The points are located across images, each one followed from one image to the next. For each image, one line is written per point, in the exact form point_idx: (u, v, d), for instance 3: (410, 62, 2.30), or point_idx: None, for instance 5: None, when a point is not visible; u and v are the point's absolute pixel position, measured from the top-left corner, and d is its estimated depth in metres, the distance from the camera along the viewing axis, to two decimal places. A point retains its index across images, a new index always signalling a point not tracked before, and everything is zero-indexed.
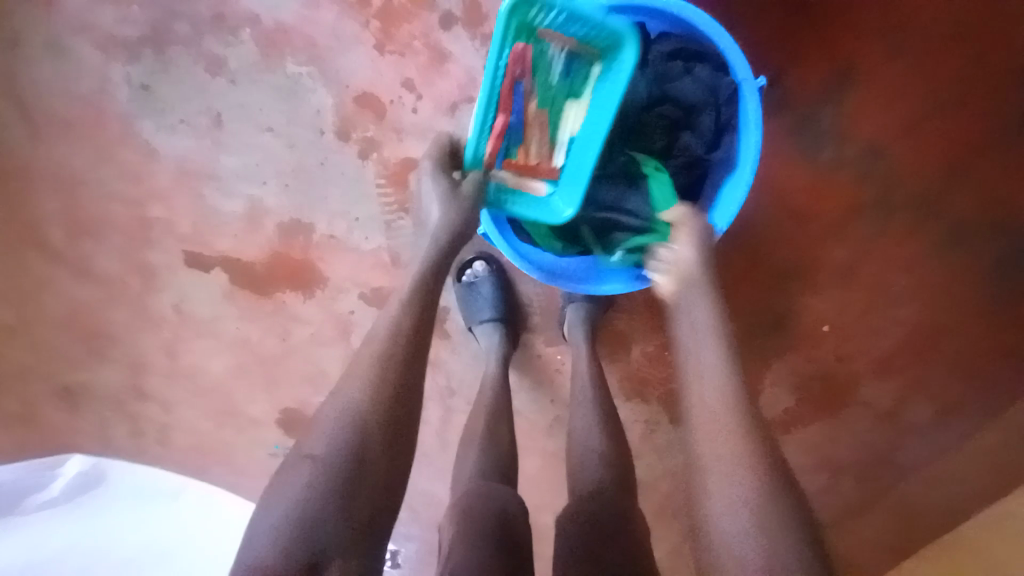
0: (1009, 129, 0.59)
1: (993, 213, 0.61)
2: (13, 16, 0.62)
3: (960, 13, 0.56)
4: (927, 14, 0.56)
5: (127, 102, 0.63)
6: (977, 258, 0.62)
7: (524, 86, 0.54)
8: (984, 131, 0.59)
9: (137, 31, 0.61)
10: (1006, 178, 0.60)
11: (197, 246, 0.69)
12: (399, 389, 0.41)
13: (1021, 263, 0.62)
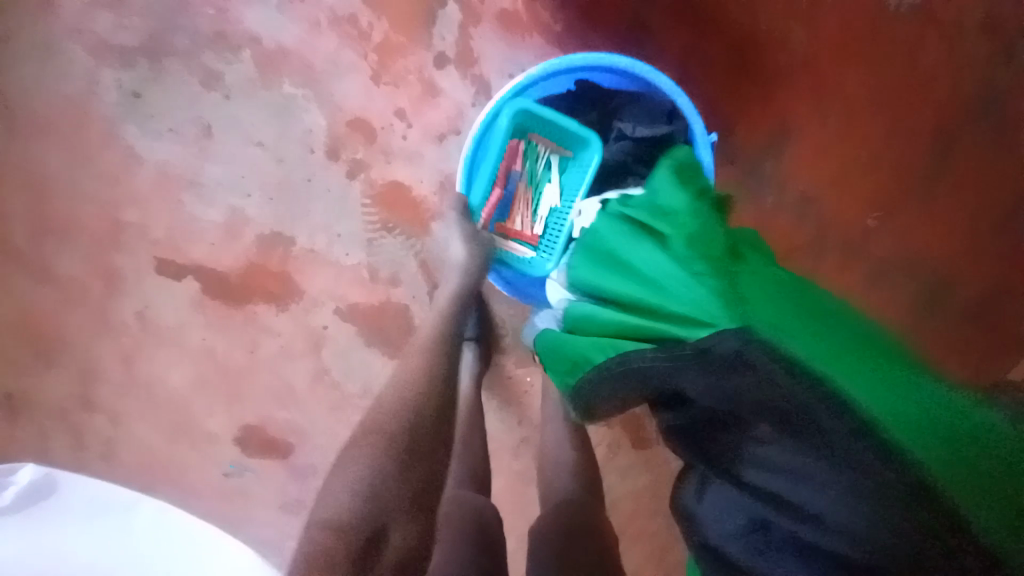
0: (917, 186, 0.68)
1: (910, 254, 0.69)
2: (8, 16, 0.62)
3: (877, 88, 0.66)
4: (851, 82, 0.66)
5: (115, 107, 0.64)
6: (902, 294, 0.70)
7: (516, 175, 0.65)
8: (898, 186, 0.68)
9: (135, 41, 0.62)
10: (919, 225, 0.69)
11: (170, 253, 0.69)
12: (437, 387, 0.53)
13: (938, 300, 0.70)
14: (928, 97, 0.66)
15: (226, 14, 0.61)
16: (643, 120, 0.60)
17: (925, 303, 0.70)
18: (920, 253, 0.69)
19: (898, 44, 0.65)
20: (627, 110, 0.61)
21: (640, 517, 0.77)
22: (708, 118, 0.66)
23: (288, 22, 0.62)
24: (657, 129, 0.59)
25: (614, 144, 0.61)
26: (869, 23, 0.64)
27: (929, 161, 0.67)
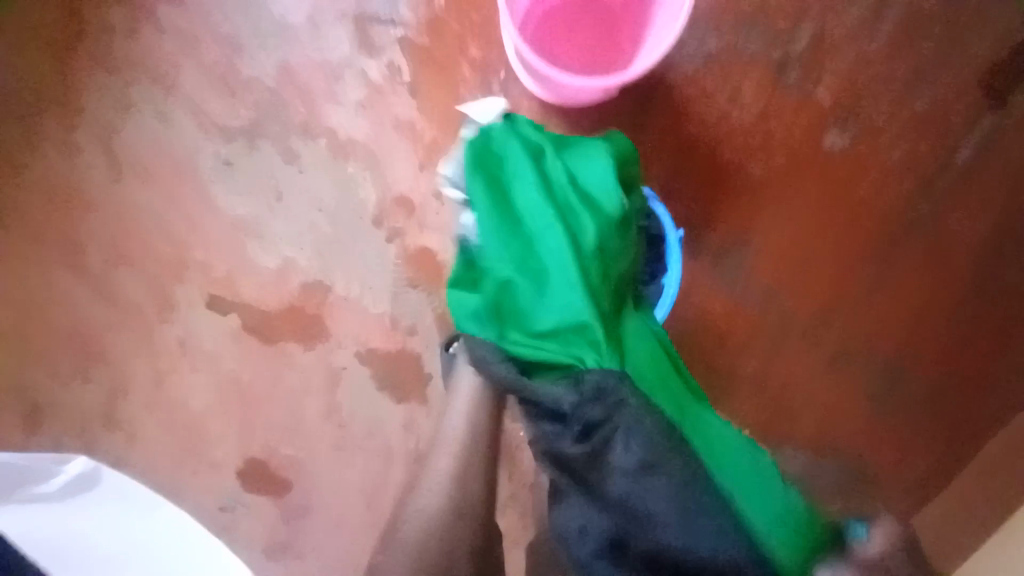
0: (866, 278, 0.78)
1: (865, 336, 0.78)
2: (137, 90, 0.78)
3: (829, 199, 0.78)
4: (805, 195, 0.77)
5: (208, 168, 0.78)
6: (857, 371, 0.78)
7: None
8: (850, 278, 0.78)
9: (237, 121, 0.78)
10: (872, 311, 0.78)
11: (223, 289, 0.80)
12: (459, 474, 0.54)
13: (891, 377, 0.78)
14: (867, 218, 0.77)
15: (313, 110, 0.78)
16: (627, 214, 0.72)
17: (880, 379, 0.78)
18: (874, 335, 0.78)
19: (848, 173, 0.77)
20: None
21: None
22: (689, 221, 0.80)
23: (361, 121, 0.78)
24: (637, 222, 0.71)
25: None
26: (817, 154, 0.77)
27: (878, 258, 0.78)
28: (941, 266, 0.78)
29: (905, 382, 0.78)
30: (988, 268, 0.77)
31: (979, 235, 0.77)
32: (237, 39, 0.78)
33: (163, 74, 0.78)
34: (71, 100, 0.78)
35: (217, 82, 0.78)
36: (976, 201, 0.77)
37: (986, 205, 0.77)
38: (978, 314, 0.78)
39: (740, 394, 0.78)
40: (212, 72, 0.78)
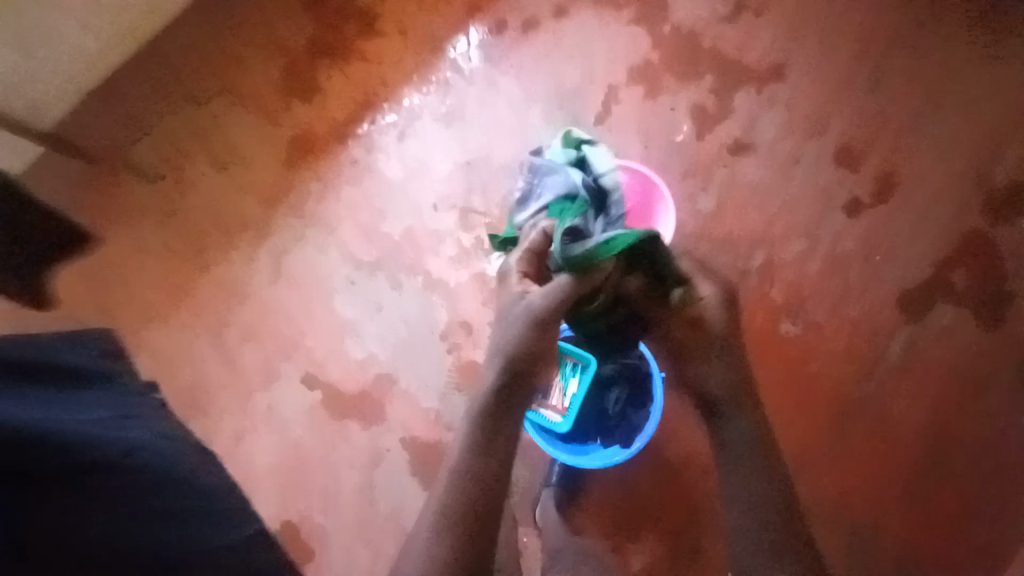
0: (830, 452, 0.97)
1: (835, 504, 0.95)
2: (305, 224, 1.12)
3: (794, 378, 0.99)
4: (774, 371, 1.00)
5: (336, 283, 1.09)
6: (830, 535, 0.95)
7: None
8: (819, 451, 0.97)
9: (365, 254, 1.10)
10: (838, 484, 0.96)
11: (317, 371, 1.05)
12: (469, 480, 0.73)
13: (858, 545, 0.94)
14: (824, 396, 0.98)
15: (418, 260, 1.09)
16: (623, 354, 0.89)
17: (850, 547, 0.94)
18: (839, 504, 0.95)
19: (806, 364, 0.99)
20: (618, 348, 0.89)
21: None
22: None
23: (450, 266, 1.07)
24: (632, 362, 0.88)
25: (609, 367, 0.88)
26: (777, 338, 1.00)
27: (840, 436, 0.97)
28: (891, 458, 0.95)
29: (871, 550, 0.93)
30: (932, 449, 0.94)
31: (924, 440, 0.95)
32: (380, 205, 1.12)
33: (325, 218, 1.12)
34: (262, 222, 1.13)
35: (360, 229, 1.11)
36: (917, 412, 0.96)
37: (929, 412, 0.95)
38: (925, 508, 0.93)
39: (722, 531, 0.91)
40: (358, 224, 1.11)
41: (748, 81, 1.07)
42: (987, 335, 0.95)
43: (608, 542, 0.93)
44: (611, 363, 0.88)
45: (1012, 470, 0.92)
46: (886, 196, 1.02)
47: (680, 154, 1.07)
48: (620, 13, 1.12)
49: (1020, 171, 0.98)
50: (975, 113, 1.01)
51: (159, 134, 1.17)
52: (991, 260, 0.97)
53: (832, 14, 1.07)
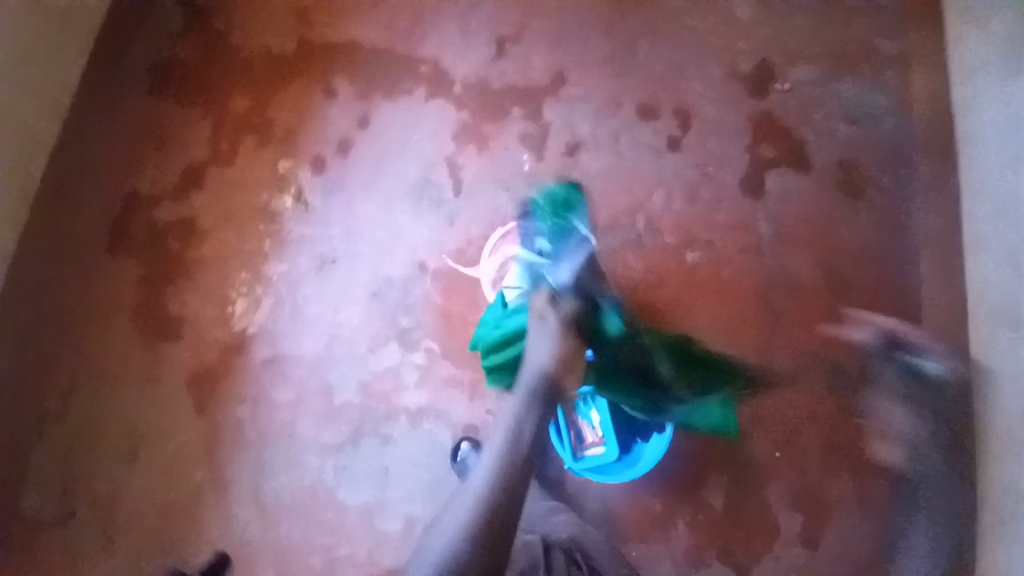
0: (775, 323, 1.16)
1: (805, 356, 1.14)
2: (259, 449, 1.04)
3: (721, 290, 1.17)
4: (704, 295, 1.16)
5: (330, 479, 1.03)
6: (818, 383, 1.13)
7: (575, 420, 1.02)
8: (769, 328, 1.15)
9: (339, 435, 1.05)
10: (796, 342, 1.15)
11: (369, 568, 1.00)
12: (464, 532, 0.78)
13: (839, 376, 1.13)
14: (747, 287, 1.17)
15: (391, 405, 1.07)
16: None
17: (835, 381, 1.12)
18: (806, 353, 1.14)
19: (724, 274, 1.18)
20: None
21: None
22: None
23: (424, 389, 1.08)
24: None
25: None
26: (693, 269, 1.18)
27: (774, 307, 1.16)
28: (816, 305, 1.17)
29: (845, 369, 1.13)
30: (831, 272, 1.19)
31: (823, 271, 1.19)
32: (321, 382, 1.07)
33: (277, 431, 1.05)
34: (214, 479, 1.02)
35: (318, 416, 1.06)
36: (810, 257, 1.19)
37: (813, 249, 1.20)
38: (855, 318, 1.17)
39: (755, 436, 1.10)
40: (312, 413, 1.06)
41: (546, 96, 1.22)
42: (808, 176, 1.23)
43: (690, 503, 1.08)
44: None
45: (884, 253, 1.19)
46: (690, 122, 1.23)
47: (537, 179, 1.19)
48: (413, 96, 1.19)
49: (755, 57, 1.27)
50: (704, 33, 1.27)
51: (41, 474, 1.00)
52: (780, 125, 1.24)
53: (569, 15, 1.25)
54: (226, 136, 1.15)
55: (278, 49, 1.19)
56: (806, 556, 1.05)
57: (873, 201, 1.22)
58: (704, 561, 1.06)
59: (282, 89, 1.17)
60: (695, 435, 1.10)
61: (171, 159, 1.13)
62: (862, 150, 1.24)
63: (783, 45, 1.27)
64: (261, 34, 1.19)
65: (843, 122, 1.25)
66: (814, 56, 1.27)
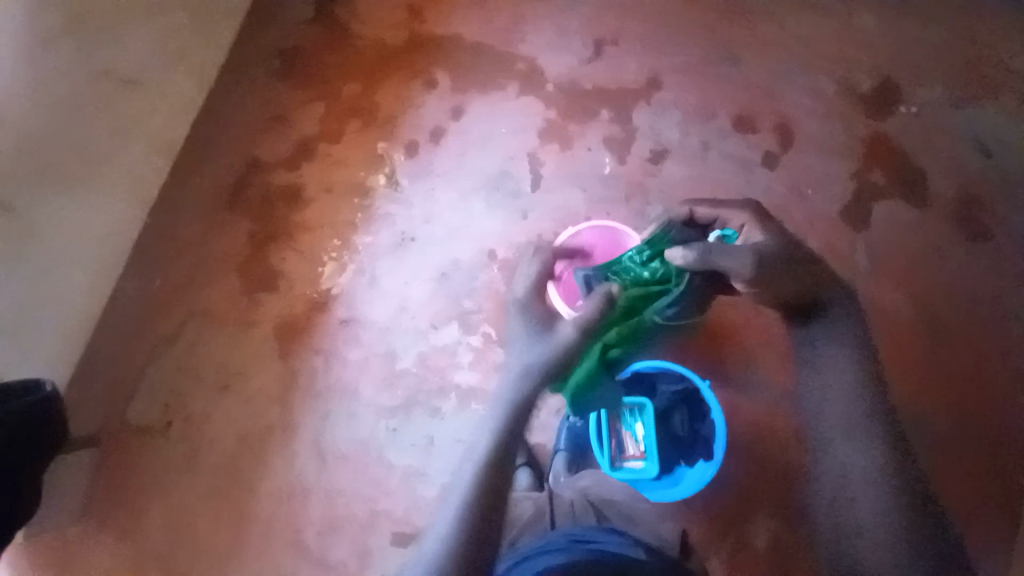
0: None
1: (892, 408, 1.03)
2: (326, 400, 1.15)
3: None
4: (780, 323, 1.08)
5: (381, 439, 1.12)
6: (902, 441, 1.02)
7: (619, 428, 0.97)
8: None
9: (394, 400, 1.13)
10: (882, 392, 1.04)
11: (404, 527, 1.08)
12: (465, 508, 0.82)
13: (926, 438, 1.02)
14: None
15: (444, 381, 1.13)
16: (661, 385, 0.98)
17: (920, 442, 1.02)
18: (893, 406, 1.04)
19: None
20: (659, 379, 0.99)
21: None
22: (714, 365, 1.08)
23: (477, 372, 1.12)
24: (677, 388, 0.98)
25: (661, 400, 0.97)
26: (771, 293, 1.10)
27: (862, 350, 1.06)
28: (909, 354, 1.05)
29: (933, 431, 1.02)
30: (933, 319, 1.07)
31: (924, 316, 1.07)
32: (386, 349, 1.16)
33: (342, 387, 1.15)
34: (285, 419, 1.14)
35: (378, 380, 1.14)
36: (913, 300, 1.08)
37: (916, 290, 1.08)
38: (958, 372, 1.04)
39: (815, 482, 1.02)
40: (374, 376, 1.15)
41: (636, 100, 1.20)
42: (923, 210, 1.10)
43: (731, 537, 1.02)
44: (665, 397, 0.98)
45: (1004, 309, 1.06)
46: (790, 139, 1.16)
47: (615, 182, 1.18)
48: (505, 92, 1.24)
49: (877, 74, 1.15)
50: (820, 44, 1.18)
51: (153, 390, 1.17)
52: (897, 150, 1.12)
53: (673, 19, 1.23)
54: (335, 117, 1.27)
55: (390, 40, 1.29)
56: None
57: (1000, 246, 1.08)
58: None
59: (389, 77, 1.27)
60: (747, 468, 1.04)
61: (290, 132, 1.28)
62: (996, 186, 1.09)
63: (913, 62, 1.15)
64: (377, 26, 1.30)
65: (976, 154, 1.11)
66: (951, 77, 1.14)
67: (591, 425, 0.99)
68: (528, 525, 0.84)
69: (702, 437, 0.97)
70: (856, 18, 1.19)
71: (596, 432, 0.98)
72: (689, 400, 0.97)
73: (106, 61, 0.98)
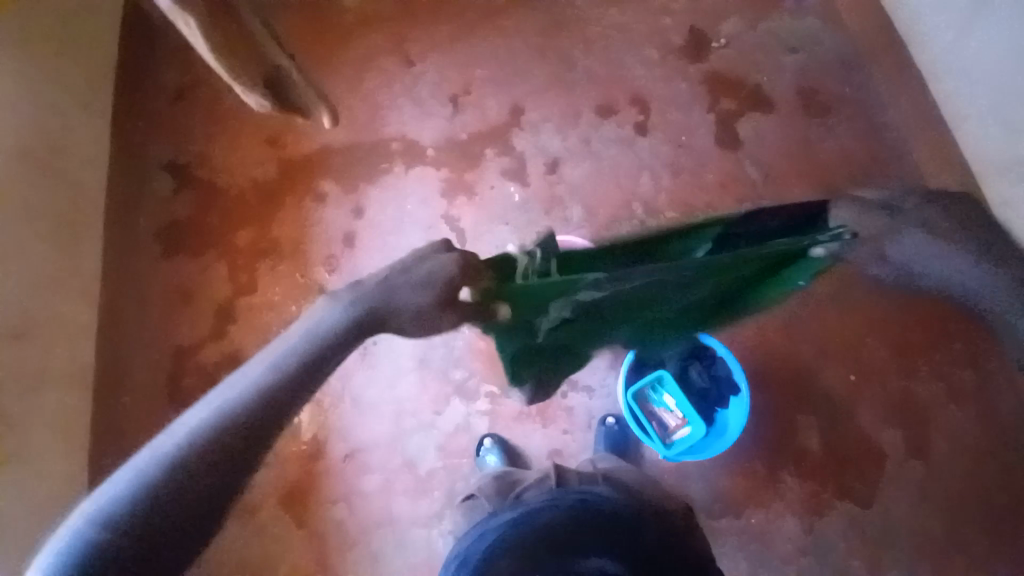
0: None
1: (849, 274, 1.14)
2: (369, 543, 1.06)
3: None
4: None
5: (443, 548, 1.06)
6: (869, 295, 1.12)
7: (653, 407, 1.02)
8: None
9: (436, 504, 1.08)
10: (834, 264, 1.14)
11: None
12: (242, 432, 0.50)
13: None
14: None
15: (474, 455, 1.09)
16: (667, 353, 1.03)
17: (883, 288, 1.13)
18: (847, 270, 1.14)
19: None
20: None
21: (887, 558, 1.03)
22: None
23: (501, 432, 1.11)
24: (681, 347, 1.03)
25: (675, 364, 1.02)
26: None
27: None
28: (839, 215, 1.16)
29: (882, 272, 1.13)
30: (830, 189, 1.23)
31: (819, 191, 1.23)
32: (402, 458, 1.10)
33: (377, 517, 1.07)
34: None
35: (410, 492, 1.08)
36: (806, 184, 1.24)
37: (805, 175, 1.24)
38: None
39: (824, 365, 1.11)
40: (404, 490, 1.08)
41: (510, 130, 1.29)
42: (773, 111, 1.28)
43: (788, 451, 1.07)
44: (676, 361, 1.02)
45: (874, 156, 1.24)
46: (648, 105, 1.30)
47: (530, 205, 1.25)
48: (394, 173, 1.28)
49: (684, 28, 1.34)
50: (630, 23, 1.35)
51: None
52: (730, 77, 1.30)
53: (505, 53, 1.34)
54: (243, 269, 1.23)
55: (264, 176, 1.28)
56: (916, 462, 1.06)
57: (841, 112, 1.27)
58: (826, 506, 1.05)
59: (279, 209, 1.26)
60: (768, 385, 1.11)
61: (202, 305, 1.21)
62: (813, 71, 1.30)
63: (702, 8, 1.35)
64: (245, 169, 1.29)
65: (785, 54, 1.31)
66: (735, 7, 1.35)
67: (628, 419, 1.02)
68: (532, 483, 0.71)
69: (723, 377, 1.01)
70: None
71: (635, 423, 1.01)
72: (696, 352, 1.03)
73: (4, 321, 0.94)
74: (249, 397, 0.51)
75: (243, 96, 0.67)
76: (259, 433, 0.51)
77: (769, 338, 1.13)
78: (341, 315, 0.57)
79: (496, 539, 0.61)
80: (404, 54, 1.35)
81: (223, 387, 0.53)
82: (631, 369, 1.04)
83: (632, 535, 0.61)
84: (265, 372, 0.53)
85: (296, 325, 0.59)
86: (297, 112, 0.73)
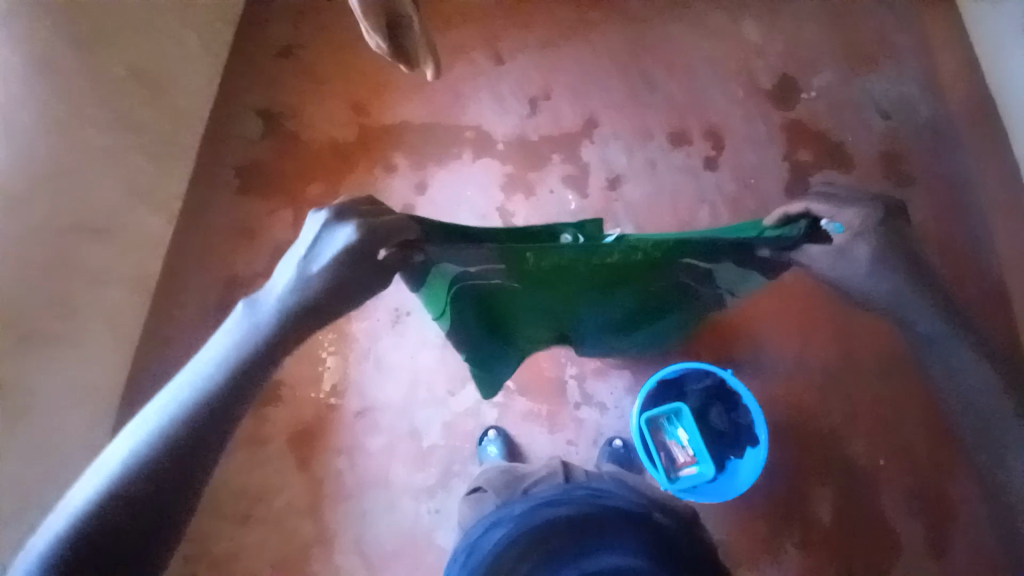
0: (851, 323, 1.11)
1: (897, 354, 1.09)
2: (361, 500, 1.10)
3: (791, 295, 1.13)
4: (771, 303, 1.13)
5: (428, 524, 1.08)
6: (916, 381, 1.07)
7: (665, 439, 1.00)
8: (845, 328, 1.11)
9: (432, 480, 1.10)
10: (884, 341, 1.09)
11: None
12: (185, 441, 0.46)
13: None
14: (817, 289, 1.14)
15: (476, 443, 1.11)
16: (691, 387, 1.02)
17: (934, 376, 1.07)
18: (897, 350, 1.09)
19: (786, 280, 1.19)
20: (689, 381, 1.03)
21: None
22: (728, 358, 1.11)
23: (508, 426, 1.12)
24: (706, 385, 1.02)
25: (696, 398, 1.01)
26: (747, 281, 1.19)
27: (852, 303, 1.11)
28: None
29: None
30: None
31: None
32: (408, 427, 1.13)
33: (372, 479, 1.10)
34: (319, 530, 1.08)
35: (408, 462, 1.11)
36: None
37: None
38: None
39: (852, 442, 1.06)
40: (403, 459, 1.11)
41: (580, 139, 1.32)
42: (851, 173, 1.24)
43: (795, 518, 1.02)
44: (698, 396, 1.02)
45: (953, 237, 1.18)
46: (722, 141, 1.29)
47: (584, 215, 1.26)
48: (462, 159, 1.33)
49: (775, 74, 1.33)
50: (721, 59, 1.35)
51: None
52: (813, 130, 1.28)
53: (591, 67, 1.37)
54: (305, 219, 1.31)
55: (344, 139, 1.37)
56: (934, 566, 0.98)
57: (924, 186, 1.22)
58: None
59: (350, 171, 1.34)
60: (788, 448, 1.06)
61: (261, 246, 1.30)
62: (903, 140, 1.25)
63: (798, 56, 1.34)
64: (327, 128, 1.38)
65: (876, 118, 1.27)
66: (833, 62, 1.32)
67: (636, 444, 1.00)
68: (542, 480, 0.71)
69: (742, 424, 0.99)
70: (743, 31, 1.37)
71: (643, 449, 0.99)
72: (720, 393, 1.02)
73: (76, 214, 1.03)
74: (138, 458, 0.44)
75: (367, 35, 0.62)
76: (171, 475, 0.45)
77: (799, 399, 1.09)
78: (274, 317, 0.52)
79: (509, 529, 0.60)
80: (495, 51, 1.40)
81: (125, 436, 0.46)
82: (651, 393, 1.03)
83: (655, 541, 0.57)
84: (174, 410, 0.46)
85: (220, 336, 0.51)
86: (408, 61, 0.67)
